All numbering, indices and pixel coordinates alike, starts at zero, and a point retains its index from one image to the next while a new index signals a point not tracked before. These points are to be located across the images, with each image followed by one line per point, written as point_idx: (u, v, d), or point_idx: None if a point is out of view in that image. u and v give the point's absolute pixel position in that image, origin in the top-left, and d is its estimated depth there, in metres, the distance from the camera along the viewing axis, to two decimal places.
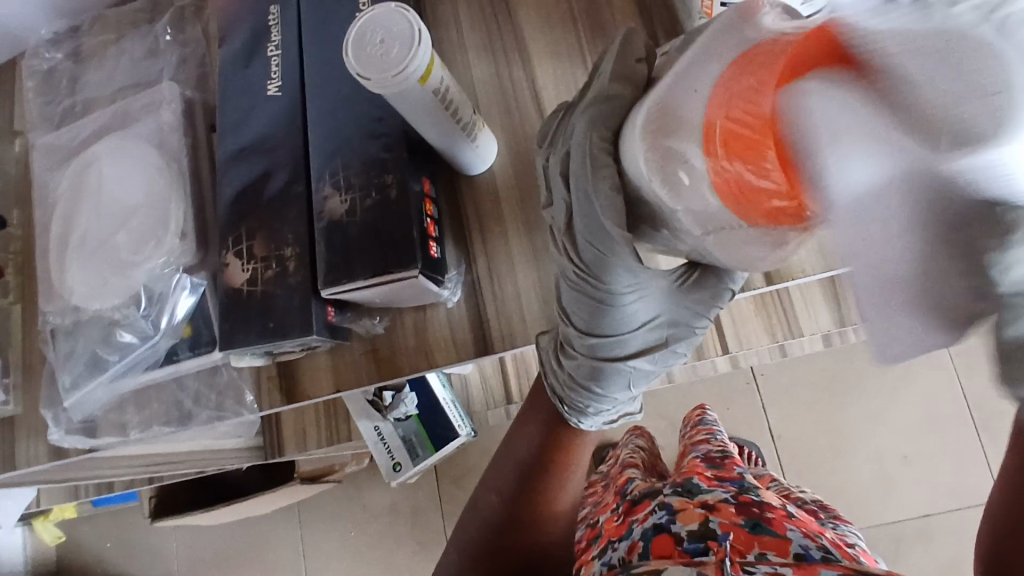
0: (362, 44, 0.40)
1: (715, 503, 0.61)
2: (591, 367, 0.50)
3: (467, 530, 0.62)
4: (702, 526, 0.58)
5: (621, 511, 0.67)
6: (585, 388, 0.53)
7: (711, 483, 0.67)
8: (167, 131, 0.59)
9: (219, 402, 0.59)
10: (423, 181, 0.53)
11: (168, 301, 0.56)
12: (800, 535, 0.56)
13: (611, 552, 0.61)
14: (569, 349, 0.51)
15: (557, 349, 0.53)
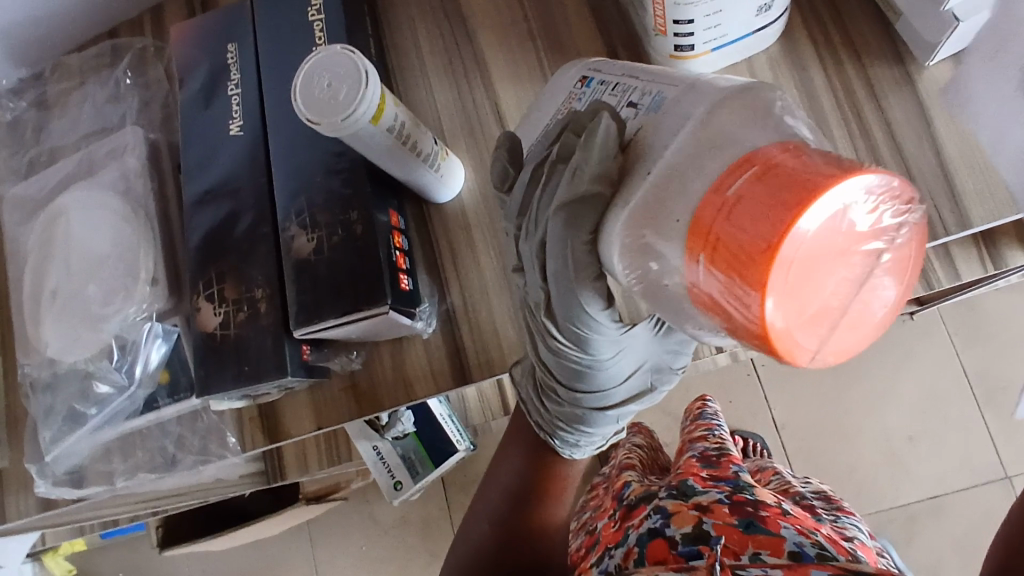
0: (309, 88, 0.39)
1: (708, 505, 0.60)
2: (575, 416, 0.51)
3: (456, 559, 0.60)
4: (695, 528, 0.57)
5: (617, 517, 0.66)
6: (569, 430, 0.53)
7: (707, 483, 0.66)
8: (132, 177, 0.59)
9: (203, 445, 0.59)
10: (390, 213, 0.53)
11: (141, 351, 0.56)
12: (794, 532, 0.54)
13: (607, 559, 0.60)
14: (552, 399, 0.52)
15: (540, 398, 0.53)
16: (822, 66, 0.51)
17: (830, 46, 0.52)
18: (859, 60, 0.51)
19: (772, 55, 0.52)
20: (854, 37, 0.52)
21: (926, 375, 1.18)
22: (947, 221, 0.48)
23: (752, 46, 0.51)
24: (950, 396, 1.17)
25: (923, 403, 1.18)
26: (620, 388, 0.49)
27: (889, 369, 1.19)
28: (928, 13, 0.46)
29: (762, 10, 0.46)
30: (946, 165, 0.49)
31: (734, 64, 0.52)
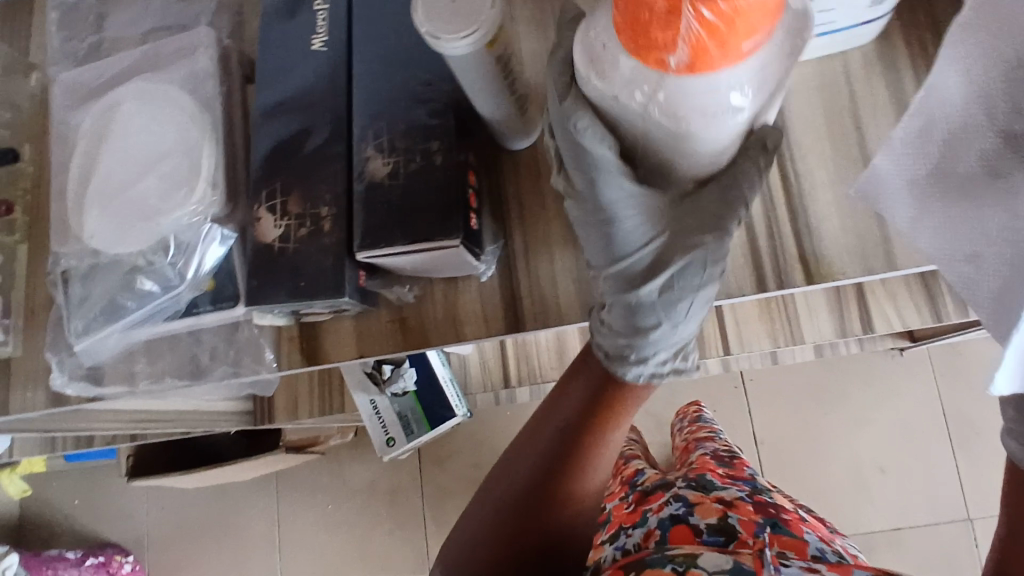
0: (432, 1, 0.39)
1: (731, 501, 0.63)
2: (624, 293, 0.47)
3: (488, 480, 0.56)
4: (720, 521, 0.59)
5: (633, 501, 0.69)
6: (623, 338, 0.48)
7: (725, 480, 0.70)
8: (202, 77, 0.58)
9: (236, 358, 0.58)
10: (468, 151, 0.52)
11: (196, 252, 0.54)
12: (816, 538, 0.57)
13: (625, 538, 0.62)
14: (615, 310, 0.48)
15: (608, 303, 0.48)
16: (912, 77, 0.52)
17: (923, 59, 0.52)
18: None
19: (865, 55, 0.53)
20: None
21: (913, 408, 1.20)
22: None
23: (847, 41, 0.51)
24: (933, 432, 1.19)
25: (908, 436, 1.20)
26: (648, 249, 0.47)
27: (878, 399, 1.21)
28: None
29: (873, 3, 0.47)
30: None
31: (825, 61, 0.53)
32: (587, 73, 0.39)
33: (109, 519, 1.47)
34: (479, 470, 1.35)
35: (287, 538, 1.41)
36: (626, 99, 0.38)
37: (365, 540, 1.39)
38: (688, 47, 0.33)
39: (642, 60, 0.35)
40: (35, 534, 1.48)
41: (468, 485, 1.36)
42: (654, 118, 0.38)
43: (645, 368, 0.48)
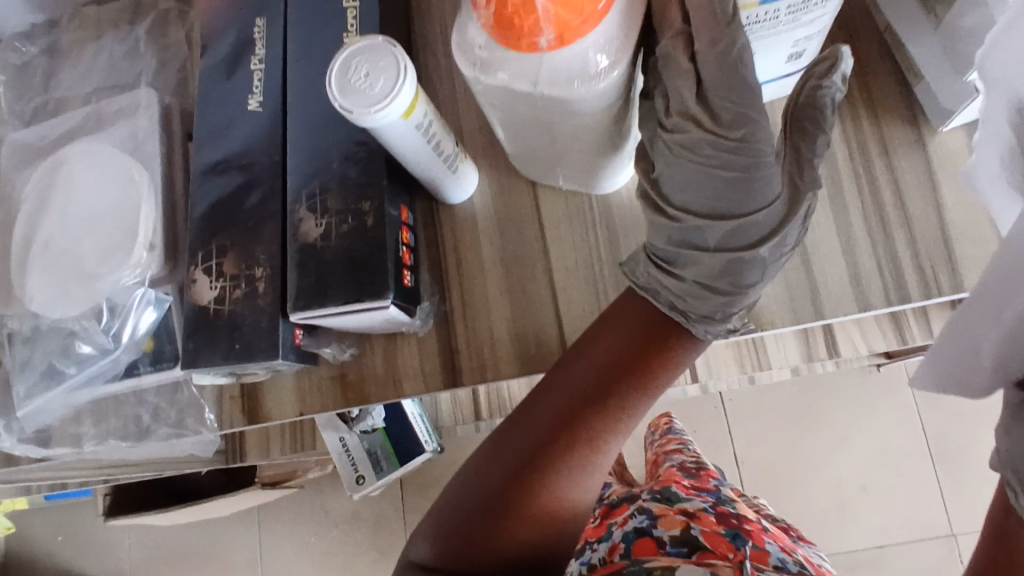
0: (346, 74, 0.39)
1: (694, 512, 0.63)
2: (739, 261, 0.45)
3: (495, 445, 0.51)
4: (684, 532, 0.59)
5: (599, 514, 0.68)
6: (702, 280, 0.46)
7: (688, 492, 0.69)
8: (143, 137, 0.58)
9: (180, 418, 0.58)
10: (401, 208, 0.53)
11: (130, 316, 0.55)
12: (778, 548, 0.59)
13: (591, 552, 0.60)
14: (714, 285, 0.46)
15: (725, 297, 0.46)
16: (841, 122, 0.52)
17: (851, 104, 0.53)
18: (876, 120, 0.52)
19: None
20: (874, 98, 0.53)
21: (886, 429, 1.20)
22: (941, 283, 0.49)
23: (775, 91, 0.52)
24: (907, 451, 1.20)
25: (882, 454, 1.20)
26: (773, 209, 0.44)
27: (852, 418, 1.21)
28: (951, 84, 0.47)
29: (793, 58, 0.48)
30: (949, 234, 0.49)
31: None
32: (474, 74, 0.41)
33: (88, 558, 1.45)
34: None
35: (267, 573, 1.40)
36: (517, 85, 0.40)
37: (346, 573, 1.37)
38: (553, 25, 0.36)
39: (515, 47, 0.38)
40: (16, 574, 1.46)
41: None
42: (543, 93, 0.40)
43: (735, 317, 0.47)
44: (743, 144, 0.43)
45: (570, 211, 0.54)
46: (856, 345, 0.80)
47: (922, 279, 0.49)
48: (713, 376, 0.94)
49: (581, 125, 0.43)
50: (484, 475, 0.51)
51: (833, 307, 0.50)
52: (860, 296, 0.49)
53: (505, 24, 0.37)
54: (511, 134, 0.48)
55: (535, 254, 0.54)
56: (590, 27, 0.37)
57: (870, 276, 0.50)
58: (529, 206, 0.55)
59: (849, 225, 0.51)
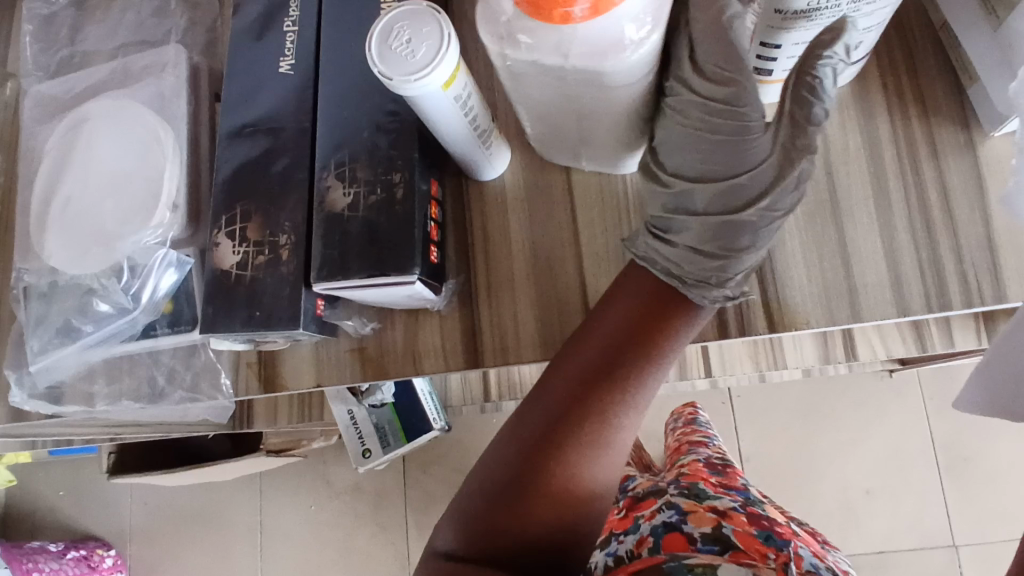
0: (387, 39, 0.38)
1: (725, 510, 0.64)
2: (730, 224, 0.44)
3: (508, 423, 0.50)
4: (714, 530, 0.61)
5: (624, 505, 0.70)
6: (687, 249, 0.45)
7: (717, 489, 0.70)
8: (169, 96, 0.57)
9: (194, 382, 0.57)
10: (431, 182, 0.51)
11: (151, 277, 0.54)
12: (810, 554, 0.59)
13: (618, 543, 0.63)
14: (706, 249, 0.45)
15: (718, 262, 0.45)
16: (889, 120, 0.51)
17: (900, 102, 0.51)
18: (926, 120, 0.50)
19: (840, 97, 0.51)
20: (925, 96, 0.51)
21: (897, 435, 1.19)
22: (984, 292, 0.47)
23: None
24: (918, 459, 1.18)
25: (892, 461, 1.19)
26: (761, 169, 0.43)
27: (864, 422, 1.20)
28: (1009, 87, 0.45)
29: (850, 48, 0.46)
30: (996, 242, 0.48)
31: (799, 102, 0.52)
32: (498, 48, 0.37)
33: (91, 514, 1.46)
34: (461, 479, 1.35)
35: (267, 541, 1.41)
36: (545, 59, 0.37)
37: (346, 545, 1.38)
38: None
39: (546, 20, 0.34)
40: (20, 525, 1.48)
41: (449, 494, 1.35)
42: (573, 66, 0.37)
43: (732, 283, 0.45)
44: (737, 105, 0.42)
45: (603, 195, 0.53)
46: (880, 349, 0.79)
47: (964, 287, 0.48)
48: (727, 371, 0.93)
49: (616, 108, 0.42)
50: (497, 454, 0.50)
51: (870, 309, 0.48)
52: (899, 301, 0.48)
53: None
54: (538, 120, 0.46)
55: (565, 236, 0.53)
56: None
57: (910, 281, 0.48)
58: (561, 186, 0.54)
59: (891, 227, 0.49)
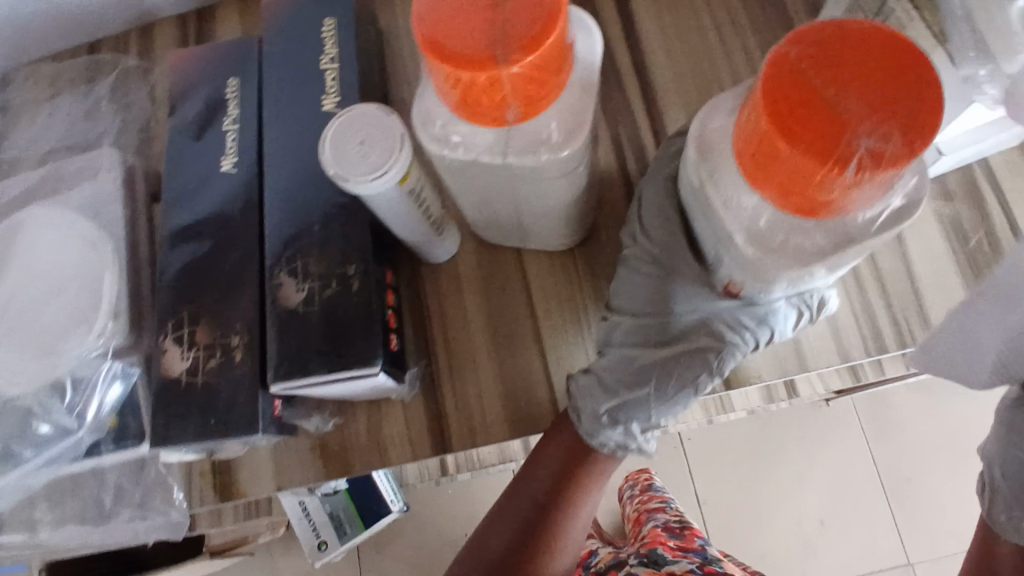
0: (339, 142, 0.38)
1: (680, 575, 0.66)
2: (628, 361, 0.46)
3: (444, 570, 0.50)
4: None
5: None
6: (613, 404, 0.46)
7: (675, 553, 0.72)
8: (106, 200, 0.55)
9: (145, 497, 0.54)
10: (385, 269, 0.51)
11: (95, 393, 0.51)
12: None
13: None
14: (607, 383, 0.46)
15: (612, 404, 0.46)
16: None
17: None
18: None
19: None
20: None
21: (843, 462, 1.15)
22: (914, 333, 0.51)
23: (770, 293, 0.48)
24: (866, 484, 1.14)
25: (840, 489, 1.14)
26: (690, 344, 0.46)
27: (809, 453, 1.16)
28: None
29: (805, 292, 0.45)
30: (919, 289, 0.52)
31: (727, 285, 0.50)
32: (438, 150, 0.38)
33: None
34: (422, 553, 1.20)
35: None
36: (482, 158, 0.37)
37: None
38: (519, 100, 0.33)
39: (481, 122, 0.35)
40: None
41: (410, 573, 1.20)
42: (512, 164, 0.37)
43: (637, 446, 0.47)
44: (652, 316, 0.47)
45: (555, 270, 0.54)
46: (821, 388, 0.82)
47: (897, 331, 0.51)
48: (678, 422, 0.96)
49: (563, 194, 0.43)
50: None
51: (816, 359, 0.50)
52: (840, 349, 0.51)
53: (463, 100, 0.33)
54: (479, 208, 0.47)
55: (522, 311, 0.53)
56: (552, 97, 0.34)
57: (848, 329, 0.51)
58: (514, 264, 0.55)
59: None
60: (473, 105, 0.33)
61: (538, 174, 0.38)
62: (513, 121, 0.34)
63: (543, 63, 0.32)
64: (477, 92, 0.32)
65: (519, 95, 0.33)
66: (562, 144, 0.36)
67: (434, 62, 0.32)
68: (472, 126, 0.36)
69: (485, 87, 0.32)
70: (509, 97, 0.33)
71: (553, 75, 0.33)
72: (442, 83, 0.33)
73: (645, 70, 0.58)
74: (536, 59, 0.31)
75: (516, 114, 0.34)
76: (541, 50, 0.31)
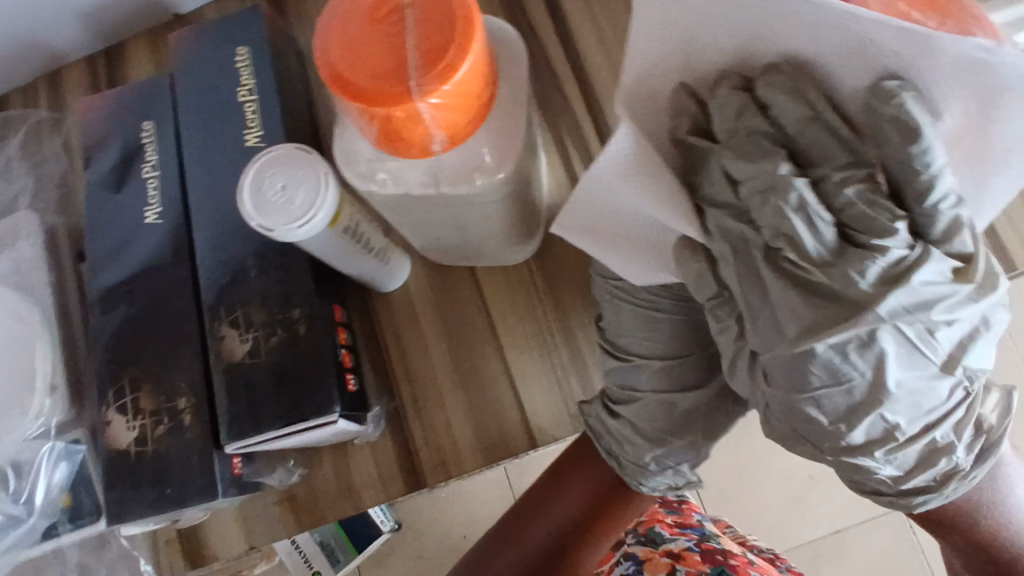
0: (259, 190, 0.36)
1: (682, 556, 0.56)
2: (667, 410, 0.40)
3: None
4: None
5: None
6: (657, 452, 0.41)
7: (672, 530, 0.60)
8: (27, 267, 0.52)
9: (109, 574, 0.51)
10: (334, 306, 0.49)
11: (40, 475, 0.48)
12: None
13: None
14: (643, 428, 0.41)
15: (655, 452, 0.41)
16: None
17: None
18: None
19: None
20: None
21: None
22: None
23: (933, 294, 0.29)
24: None
25: None
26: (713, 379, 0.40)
27: None
28: None
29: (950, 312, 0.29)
30: None
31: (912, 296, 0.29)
32: (366, 187, 0.36)
33: None
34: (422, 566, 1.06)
35: None
36: (414, 191, 0.35)
37: None
38: (441, 129, 0.31)
39: (406, 156, 0.32)
40: None
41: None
42: (447, 193, 0.35)
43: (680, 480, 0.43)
44: (679, 356, 0.40)
45: (513, 286, 0.52)
46: None
47: None
48: None
49: (504, 212, 0.41)
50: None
51: None
52: None
53: (381, 135, 0.31)
54: (422, 234, 0.45)
55: (484, 332, 0.51)
56: (477, 122, 0.32)
57: None
58: (469, 282, 0.52)
59: None
60: (392, 139, 0.31)
61: (475, 199, 0.36)
62: (439, 151, 0.32)
63: (462, 89, 0.30)
64: (394, 127, 0.30)
65: (441, 124, 0.30)
66: (495, 165, 0.34)
67: (344, 100, 0.30)
68: (398, 160, 0.34)
69: (401, 121, 0.30)
70: (431, 128, 0.30)
71: (475, 100, 0.31)
72: (356, 119, 0.31)
73: (581, 65, 0.56)
74: (455, 86, 0.29)
75: (441, 143, 0.32)
76: (458, 78, 0.29)
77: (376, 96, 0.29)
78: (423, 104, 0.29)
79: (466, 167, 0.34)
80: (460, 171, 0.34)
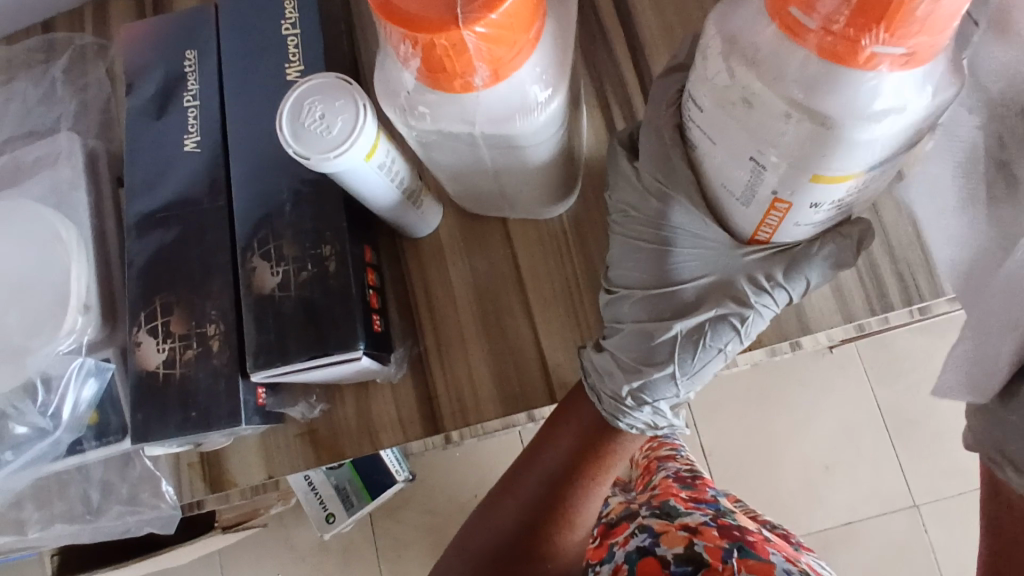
0: (298, 116, 0.36)
1: (697, 526, 0.56)
2: (645, 339, 0.41)
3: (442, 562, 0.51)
4: (687, 549, 0.54)
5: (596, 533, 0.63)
6: (634, 384, 0.42)
7: (686, 505, 0.60)
8: (66, 188, 0.53)
9: (133, 494, 0.53)
10: (364, 248, 0.49)
11: (69, 391, 0.50)
12: (782, 559, 0.53)
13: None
14: (625, 361, 0.42)
15: (630, 383, 0.42)
16: None
17: None
18: None
19: None
20: None
21: (854, 401, 0.97)
22: (920, 289, 0.48)
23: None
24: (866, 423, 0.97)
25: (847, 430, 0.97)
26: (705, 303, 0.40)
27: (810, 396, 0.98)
28: None
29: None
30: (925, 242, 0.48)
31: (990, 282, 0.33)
32: (403, 120, 0.35)
33: None
34: (434, 516, 1.09)
35: None
36: (451, 127, 0.35)
37: None
38: (485, 62, 0.30)
39: (447, 90, 0.32)
40: None
41: (422, 536, 1.08)
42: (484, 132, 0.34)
43: (660, 414, 0.44)
44: (661, 287, 0.41)
45: (542, 240, 0.52)
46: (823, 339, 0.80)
47: (902, 287, 0.48)
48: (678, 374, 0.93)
49: (541, 163, 0.40)
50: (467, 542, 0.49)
51: (817, 320, 0.48)
52: (841, 305, 0.48)
53: (423, 63, 0.30)
54: (455, 178, 0.44)
55: (509, 283, 0.51)
56: (522, 58, 0.31)
57: (851, 288, 0.48)
58: (499, 233, 0.52)
59: None
60: (434, 68, 0.30)
61: (513, 141, 0.36)
62: (480, 85, 0.31)
63: (510, 19, 0.29)
64: (437, 55, 0.29)
65: (484, 54, 0.30)
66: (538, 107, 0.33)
67: (389, 24, 0.29)
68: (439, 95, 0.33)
69: (446, 49, 0.29)
70: (475, 59, 0.30)
71: (522, 33, 0.30)
72: (401, 45, 0.30)
73: (630, 18, 0.54)
74: (503, 16, 0.28)
75: (484, 76, 0.31)
76: (506, 9, 0.28)
77: (423, 20, 0.28)
78: (469, 32, 0.28)
79: (507, 105, 0.33)
80: (502, 109, 0.33)
